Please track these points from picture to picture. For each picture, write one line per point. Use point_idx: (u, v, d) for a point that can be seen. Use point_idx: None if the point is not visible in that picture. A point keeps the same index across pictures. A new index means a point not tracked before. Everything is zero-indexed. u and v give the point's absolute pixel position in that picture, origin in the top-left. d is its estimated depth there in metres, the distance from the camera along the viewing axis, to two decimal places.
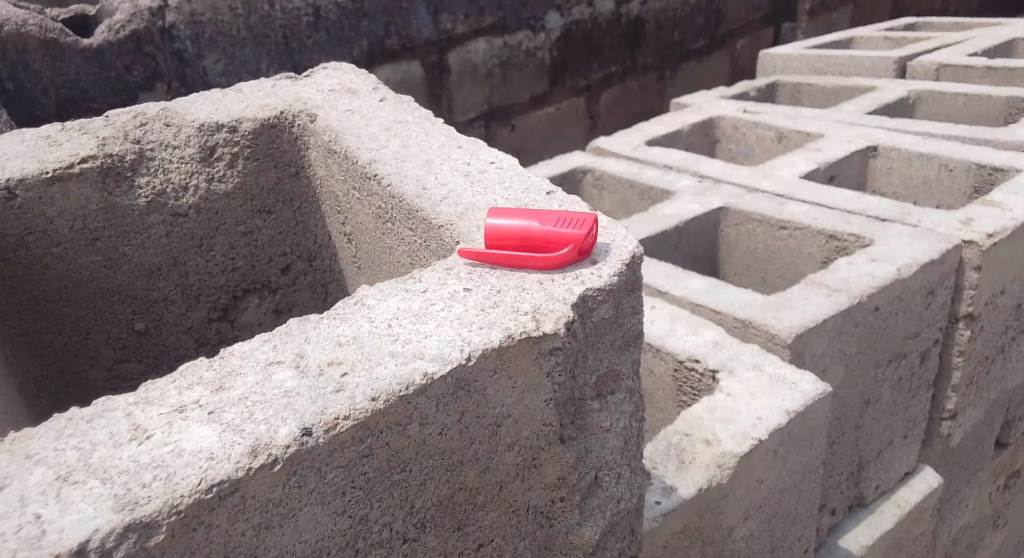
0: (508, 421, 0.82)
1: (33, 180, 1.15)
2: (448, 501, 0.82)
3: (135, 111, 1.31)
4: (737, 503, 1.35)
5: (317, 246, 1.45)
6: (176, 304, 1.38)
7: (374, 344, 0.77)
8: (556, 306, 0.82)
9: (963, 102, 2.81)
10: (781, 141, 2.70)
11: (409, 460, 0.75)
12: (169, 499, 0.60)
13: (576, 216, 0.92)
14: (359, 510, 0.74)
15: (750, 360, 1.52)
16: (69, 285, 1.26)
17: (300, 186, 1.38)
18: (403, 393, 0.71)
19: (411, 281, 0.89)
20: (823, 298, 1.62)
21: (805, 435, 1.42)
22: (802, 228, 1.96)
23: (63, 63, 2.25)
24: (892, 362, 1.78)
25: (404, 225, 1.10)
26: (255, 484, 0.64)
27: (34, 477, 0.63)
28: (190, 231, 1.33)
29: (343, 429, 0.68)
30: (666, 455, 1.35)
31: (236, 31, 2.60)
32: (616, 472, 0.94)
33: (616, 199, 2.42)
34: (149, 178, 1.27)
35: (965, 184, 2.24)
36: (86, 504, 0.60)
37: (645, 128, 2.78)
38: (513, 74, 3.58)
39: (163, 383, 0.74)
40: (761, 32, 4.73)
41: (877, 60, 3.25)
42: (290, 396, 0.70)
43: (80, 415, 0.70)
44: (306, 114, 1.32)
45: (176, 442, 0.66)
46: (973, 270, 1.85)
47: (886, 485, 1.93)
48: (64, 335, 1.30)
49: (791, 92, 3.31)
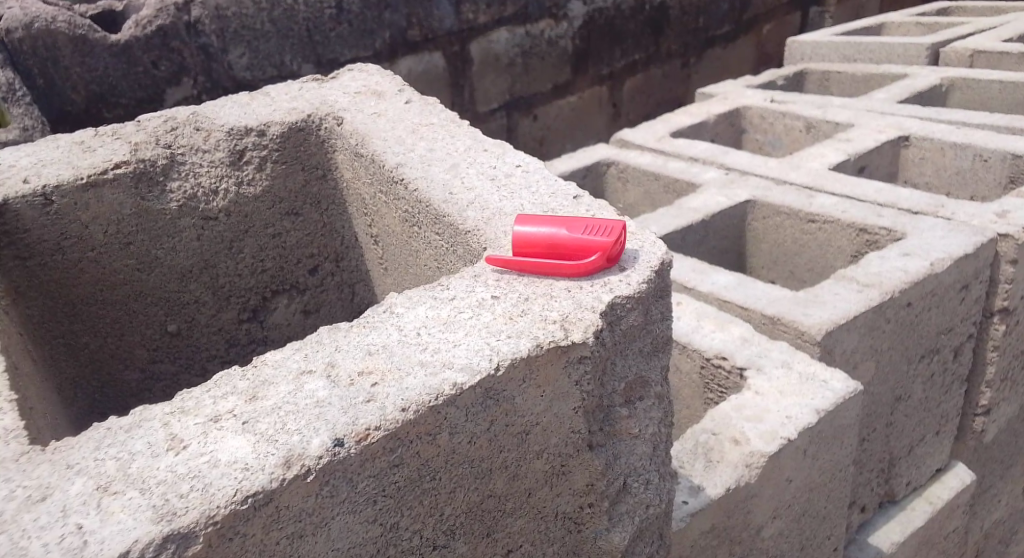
0: (536, 429, 0.82)
1: (68, 186, 1.17)
2: (477, 508, 0.82)
3: (165, 116, 1.32)
4: (765, 503, 1.35)
5: (344, 247, 1.46)
6: (207, 306, 1.40)
7: (404, 354, 0.78)
8: (585, 314, 0.82)
9: (998, 89, 2.75)
10: (809, 131, 2.66)
11: (439, 468, 0.76)
12: (205, 510, 0.61)
13: (605, 223, 0.91)
14: (390, 518, 0.74)
15: (779, 357, 1.50)
16: (104, 287, 1.28)
17: (327, 188, 1.39)
18: (433, 403, 0.71)
19: (439, 289, 0.89)
20: (854, 294, 1.60)
21: (835, 433, 1.41)
22: (832, 220, 1.94)
23: (92, 59, 2.28)
24: (924, 357, 1.75)
25: (431, 229, 1.10)
26: (289, 494, 0.65)
27: (75, 487, 0.64)
28: (220, 234, 1.35)
29: (374, 440, 0.68)
30: (694, 454, 1.35)
31: (261, 24, 2.62)
32: (645, 477, 0.94)
33: (640, 193, 2.40)
34: (180, 182, 1.28)
35: (1000, 173, 2.19)
36: (126, 515, 0.61)
37: (670, 119, 2.75)
38: (536, 64, 3.56)
39: (198, 392, 0.75)
40: (788, 18, 4.66)
41: (909, 46, 3.18)
42: (322, 406, 0.71)
43: (118, 424, 0.71)
44: (332, 117, 1.33)
45: (212, 452, 0.67)
46: (1009, 264, 1.81)
47: (916, 482, 1.91)
48: (99, 337, 1.32)
49: (820, 79, 3.25)
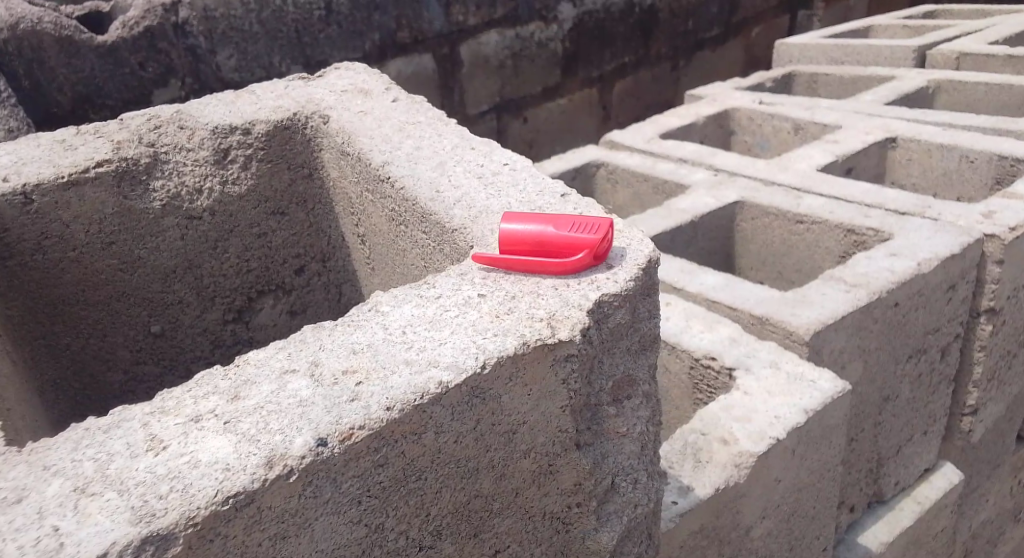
0: (523, 428, 0.81)
1: (49, 185, 1.15)
2: (463, 509, 0.81)
3: (149, 114, 1.31)
4: (754, 504, 1.34)
5: (330, 247, 1.45)
6: (192, 307, 1.39)
7: (389, 352, 0.77)
8: (572, 312, 0.81)
9: (983, 91, 2.76)
10: (798, 132, 2.66)
11: (425, 468, 0.75)
12: (185, 511, 0.60)
13: (592, 220, 0.90)
14: (375, 518, 0.74)
15: (768, 357, 1.50)
16: (85, 288, 1.27)
17: (313, 187, 1.38)
18: (418, 402, 0.70)
19: (425, 287, 0.88)
20: (842, 294, 1.60)
21: (823, 433, 1.40)
22: (820, 221, 1.94)
23: (78, 60, 2.26)
24: (911, 357, 1.76)
25: (417, 228, 1.10)
26: (271, 495, 0.64)
27: (52, 488, 0.63)
28: (205, 234, 1.33)
29: (358, 439, 0.67)
30: (683, 454, 1.34)
31: (248, 25, 2.60)
32: (633, 477, 0.93)
33: (629, 194, 2.40)
34: (163, 181, 1.27)
35: (986, 174, 2.20)
36: (104, 517, 0.60)
37: (659, 120, 2.75)
38: (525, 66, 3.55)
39: (179, 392, 0.74)
40: (775, 20, 4.68)
41: (896, 49, 3.20)
42: (305, 405, 0.70)
43: (97, 425, 0.70)
44: (318, 116, 1.32)
45: (193, 452, 0.66)
46: (995, 264, 1.82)
47: (905, 482, 1.91)
48: (81, 338, 1.30)
49: (808, 81, 3.26)
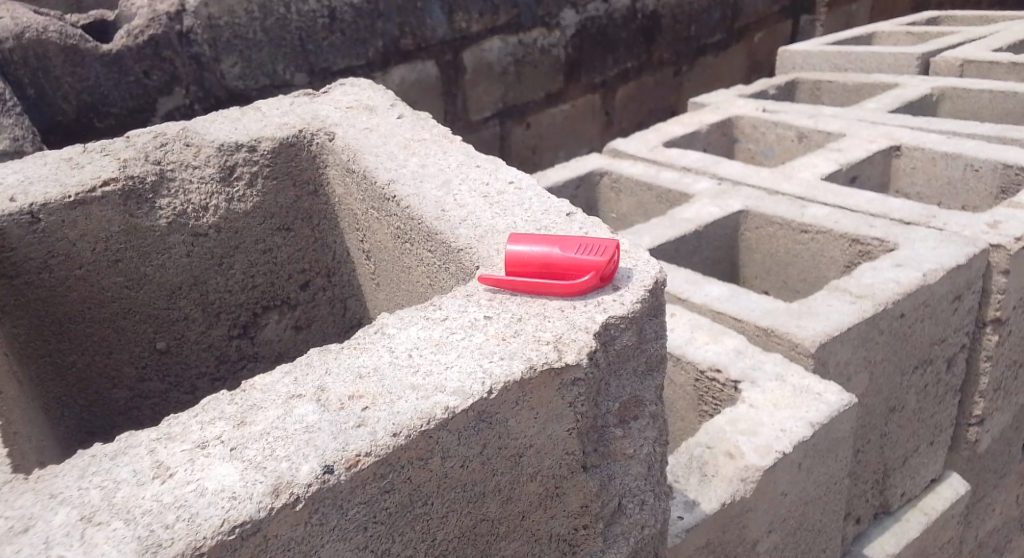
0: (529, 451, 0.81)
1: (55, 205, 1.15)
2: (470, 533, 0.81)
3: (155, 131, 1.31)
4: (760, 518, 1.34)
5: (335, 262, 1.45)
6: (197, 323, 1.39)
7: (396, 377, 0.77)
8: (579, 335, 0.81)
9: (988, 98, 2.76)
10: (802, 141, 2.66)
11: (432, 493, 0.75)
12: (191, 541, 0.60)
13: (598, 241, 0.90)
14: (381, 544, 0.73)
15: (774, 369, 1.50)
16: (92, 306, 1.27)
17: (319, 203, 1.38)
18: (425, 428, 0.70)
19: (431, 309, 0.88)
20: (847, 305, 1.60)
21: (829, 447, 1.40)
22: (825, 231, 1.93)
23: (83, 69, 2.26)
24: (918, 368, 1.75)
25: (423, 247, 1.09)
26: (277, 523, 0.64)
27: (58, 517, 0.63)
28: (210, 250, 1.34)
29: (364, 466, 0.67)
30: (688, 468, 1.34)
31: (253, 34, 2.61)
32: (640, 498, 0.93)
33: (633, 202, 2.40)
34: (169, 199, 1.27)
35: (991, 183, 2.20)
36: (110, 547, 0.59)
37: (662, 129, 2.75)
38: (528, 72, 3.56)
39: (186, 417, 0.74)
40: (778, 26, 4.69)
41: (900, 56, 3.20)
42: (312, 431, 0.70)
43: (103, 452, 0.70)
44: (324, 132, 1.32)
45: (199, 481, 0.65)
46: (1001, 274, 1.82)
47: (911, 493, 1.91)
48: (87, 355, 1.30)
49: (811, 88, 3.26)
